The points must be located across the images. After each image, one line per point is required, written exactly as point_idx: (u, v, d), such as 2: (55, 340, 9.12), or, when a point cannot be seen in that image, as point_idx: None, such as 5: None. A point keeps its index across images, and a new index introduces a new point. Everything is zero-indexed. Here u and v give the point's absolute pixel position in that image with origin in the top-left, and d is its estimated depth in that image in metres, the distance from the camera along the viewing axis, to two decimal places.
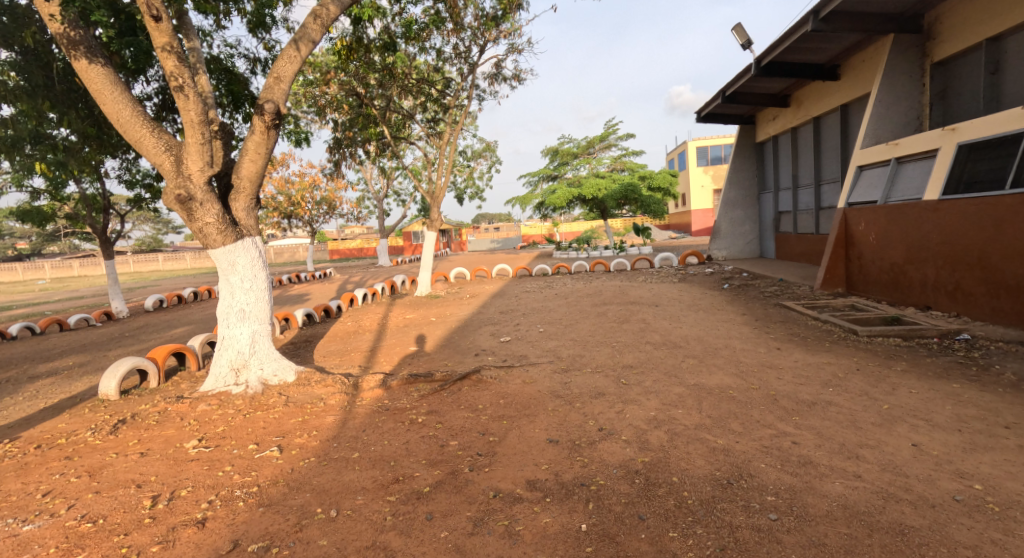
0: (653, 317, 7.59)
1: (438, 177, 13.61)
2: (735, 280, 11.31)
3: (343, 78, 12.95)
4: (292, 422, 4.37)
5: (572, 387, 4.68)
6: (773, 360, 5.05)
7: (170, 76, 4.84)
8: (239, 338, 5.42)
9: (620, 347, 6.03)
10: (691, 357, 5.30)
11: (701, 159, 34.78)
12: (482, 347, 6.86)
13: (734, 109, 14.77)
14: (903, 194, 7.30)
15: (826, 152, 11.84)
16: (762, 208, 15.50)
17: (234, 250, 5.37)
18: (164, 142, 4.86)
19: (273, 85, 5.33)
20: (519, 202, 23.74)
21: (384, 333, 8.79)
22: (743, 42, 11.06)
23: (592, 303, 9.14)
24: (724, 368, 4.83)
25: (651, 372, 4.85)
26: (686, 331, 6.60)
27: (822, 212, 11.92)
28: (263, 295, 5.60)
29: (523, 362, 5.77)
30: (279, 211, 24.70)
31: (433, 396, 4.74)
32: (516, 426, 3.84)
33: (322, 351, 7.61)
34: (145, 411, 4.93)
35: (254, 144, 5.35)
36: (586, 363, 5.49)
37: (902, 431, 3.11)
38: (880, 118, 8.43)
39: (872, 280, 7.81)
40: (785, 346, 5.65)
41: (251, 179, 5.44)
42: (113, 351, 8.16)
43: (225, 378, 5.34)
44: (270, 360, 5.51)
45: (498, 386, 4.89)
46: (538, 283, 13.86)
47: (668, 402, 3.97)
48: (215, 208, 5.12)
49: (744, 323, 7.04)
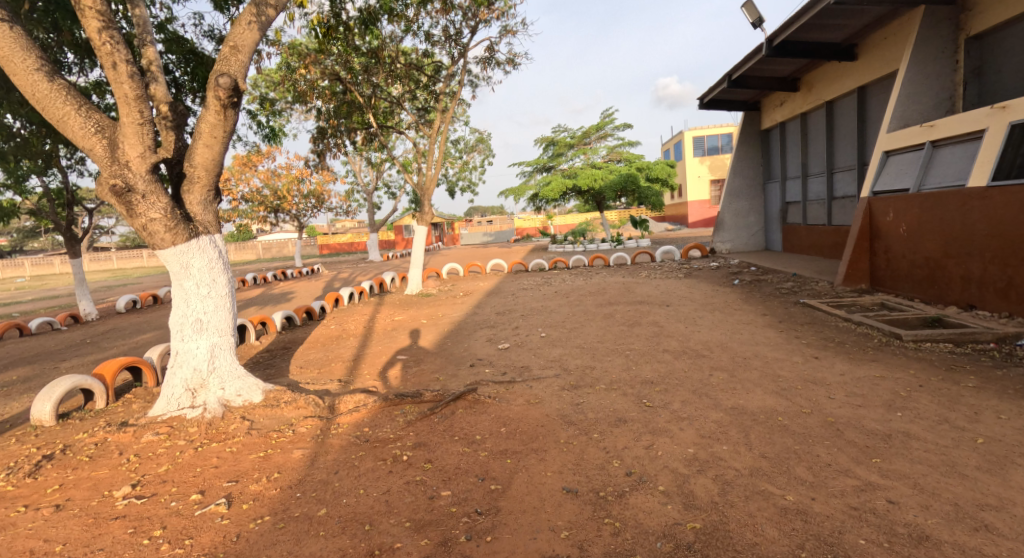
0: (666, 319, 6.91)
1: (430, 169, 12.82)
2: (745, 276, 10.63)
3: (326, 62, 12.05)
4: (252, 460, 3.63)
5: (586, 411, 3.97)
6: (815, 373, 4.37)
7: (94, 40, 4.02)
8: (196, 354, 4.66)
9: (636, 356, 5.31)
10: (720, 371, 4.61)
11: (697, 149, 34.13)
12: (478, 355, 6.15)
13: (739, 94, 14.04)
14: (941, 181, 6.64)
15: (841, 138, 11.14)
16: (767, 198, 14.85)
17: (187, 251, 4.58)
18: (94, 122, 4.09)
19: (229, 56, 4.54)
20: (513, 194, 22.98)
21: (370, 337, 8.03)
22: (753, 20, 10.33)
23: (597, 303, 8.43)
24: (762, 384, 4.15)
25: (677, 391, 4.16)
26: (706, 336, 5.90)
27: (836, 201, 11.29)
28: (223, 303, 4.84)
29: (526, 377, 5.07)
30: (265, 206, 23.69)
31: (421, 423, 4.02)
32: (523, 466, 3.13)
33: (301, 361, 6.87)
34: (79, 442, 4.16)
35: (209, 126, 4.56)
36: (598, 378, 4.78)
37: (1021, 481, 2.43)
38: (910, 99, 7.75)
39: (902, 276, 7.16)
40: (823, 354, 4.97)
41: (207, 167, 4.67)
42: (68, 362, 7.34)
43: (179, 400, 4.58)
44: (233, 377, 4.76)
45: (498, 409, 4.19)
46: (535, 279, 13.14)
47: (708, 433, 3.28)
48: (161, 201, 4.33)
49: (768, 326, 6.35)
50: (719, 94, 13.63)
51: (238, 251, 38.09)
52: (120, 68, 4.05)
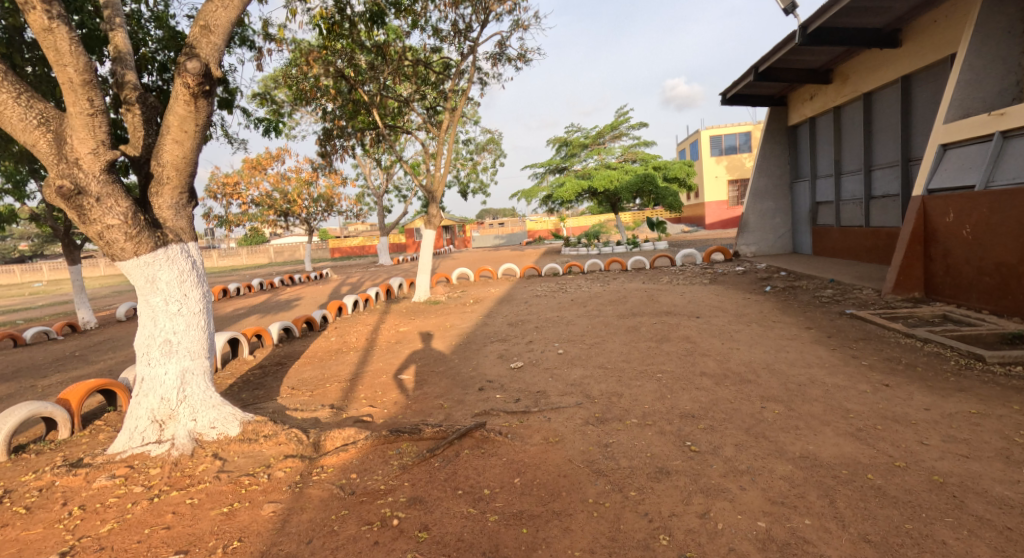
0: (698, 333, 6.19)
1: (438, 170, 12.23)
2: (777, 282, 9.83)
3: (331, 61, 11.47)
4: (212, 518, 2.99)
5: (617, 456, 3.29)
6: (892, 407, 3.64)
7: (27, 11, 3.38)
8: (164, 380, 4.05)
9: (670, 382, 4.60)
10: (773, 403, 3.88)
11: (714, 148, 33.20)
12: (488, 377, 5.46)
13: (766, 88, 13.23)
14: (1015, 177, 5.86)
15: (880, 132, 10.31)
16: (795, 198, 14.00)
17: (152, 263, 3.98)
18: (37, 113, 3.53)
19: (199, 38, 3.94)
20: (526, 195, 22.33)
21: (373, 352, 7.41)
22: (785, 6, 9.56)
23: (618, 314, 7.71)
24: (830, 423, 3.42)
25: (726, 430, 3.48)
26: (748, 356, 5.17)
27: (875, 201, 10.48)
28: (198, 322, 4.22)
29: (542, 406, 4.40)
30: (274, 209, 23.35)
31: (418, 469, 3.37)
32: (543, 541, 2.47)
33: (294, 380, 6.24)
34: (21, 487, 3.55)
35: (178, 119, 3.97)
36: (628, 409, 4.09)
37: None
38: (970, 85, 6.96)
39: (965, 284, 6.39)
40: (895, 380, 4.23)
41: (177, 167, 4.08)
42: (47, 380, 6.81)
43: (144, 433, 3.96)
44: (206, 406, 4.13)
45: (511, 451, 3.53)
46: (550, 285, 12.45)
47: (779, 496, 2.59)
48: (120, 204, 3.73)
49: (816, 342, 5.60)
50: (744, 88, 12.83)
51: (251, 254, 37.97)
52: (61, 47, 3.44)
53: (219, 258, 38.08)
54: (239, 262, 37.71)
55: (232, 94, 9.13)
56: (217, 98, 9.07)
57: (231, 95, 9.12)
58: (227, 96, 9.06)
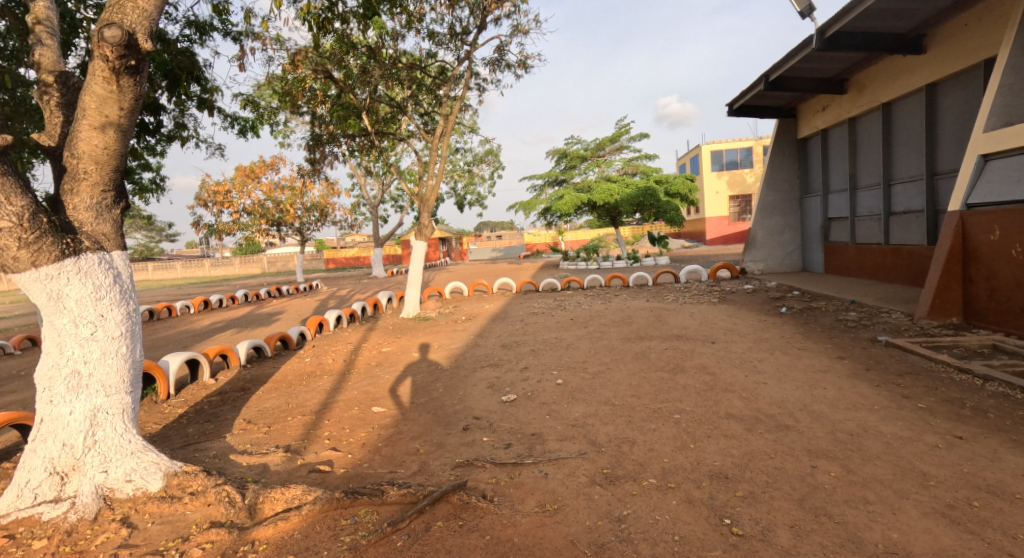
0: (716, 362, 5.42)
1: (431, 179, 11.57)
2: (792, 302, 9.11)
3: (322, 64, 10.81)
4: None
5: (636, 539, 2.51)
6: (979, 471, 2.89)
7: None
8: (69, 420, 3.26)
9: (691, 426, 3.83)
10: (826, 462, 3.10)
11: (715, 164, 32.78)
12: (475, 413, 4.68)
13: (775, 99, 12.64)
14: None
15: (901, 144, 9.66)
16: (805, 213, 13.35)
17: (57, 276, 3.20)
18: None
19: (123, 2, 3.22)
20: (524, 209, 21.69)
21: (348, 376, 6.61)
22: (802, 9, 8.96)
23: (623, 337, 6.93)
24: (909, 494, 2.67)
25: (774, 502, 2.71)
26: (781, 394, 4.38)
27: (895, 217, 9.82)
28: (119, 350, 3.44)
29: (537, 456, 3.61)
30: (266, 219, 22.51)
31: (374, 552, 2.57)
32: None
33: (253, 412, 5.42)
34: None
35: (96, 101, 3.24)
36: (642, 465, 3.31)
37: None
38: (1013, 91, 6.32)
39: (1014, 311, 5.69)
40: (968, 430, 3.48)
41: (96, 159, 3.33)
42: None
43: (35, 490, 3.14)
44: (122, 455, 3.33)
45: (497, 523, 2.75)
46: (549, 301, 11.69)
47: None
48: (13, 202, 3.04)
49: (854, 376, 4.84)
50: (753, 98, 12.21)
51: (245, 264, 37.08)
52: None
53: (211, 267, 37.24)
54: (231, 272, 36.88)
55: (211, 93, 8.45)
56: (196, 97, 8.42)
57: (210, 94, 8.45)
58: (205, 96, 8.39)
